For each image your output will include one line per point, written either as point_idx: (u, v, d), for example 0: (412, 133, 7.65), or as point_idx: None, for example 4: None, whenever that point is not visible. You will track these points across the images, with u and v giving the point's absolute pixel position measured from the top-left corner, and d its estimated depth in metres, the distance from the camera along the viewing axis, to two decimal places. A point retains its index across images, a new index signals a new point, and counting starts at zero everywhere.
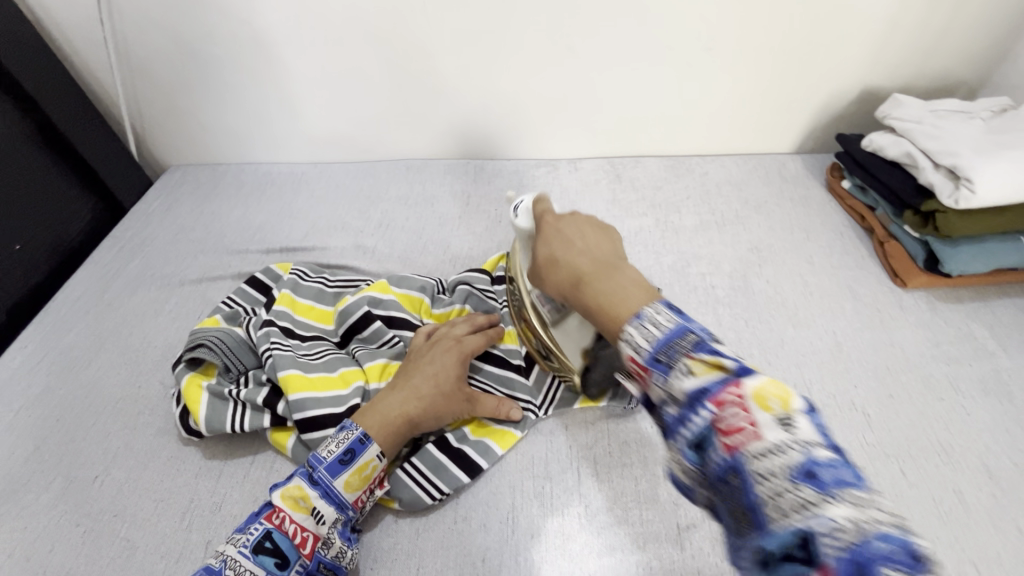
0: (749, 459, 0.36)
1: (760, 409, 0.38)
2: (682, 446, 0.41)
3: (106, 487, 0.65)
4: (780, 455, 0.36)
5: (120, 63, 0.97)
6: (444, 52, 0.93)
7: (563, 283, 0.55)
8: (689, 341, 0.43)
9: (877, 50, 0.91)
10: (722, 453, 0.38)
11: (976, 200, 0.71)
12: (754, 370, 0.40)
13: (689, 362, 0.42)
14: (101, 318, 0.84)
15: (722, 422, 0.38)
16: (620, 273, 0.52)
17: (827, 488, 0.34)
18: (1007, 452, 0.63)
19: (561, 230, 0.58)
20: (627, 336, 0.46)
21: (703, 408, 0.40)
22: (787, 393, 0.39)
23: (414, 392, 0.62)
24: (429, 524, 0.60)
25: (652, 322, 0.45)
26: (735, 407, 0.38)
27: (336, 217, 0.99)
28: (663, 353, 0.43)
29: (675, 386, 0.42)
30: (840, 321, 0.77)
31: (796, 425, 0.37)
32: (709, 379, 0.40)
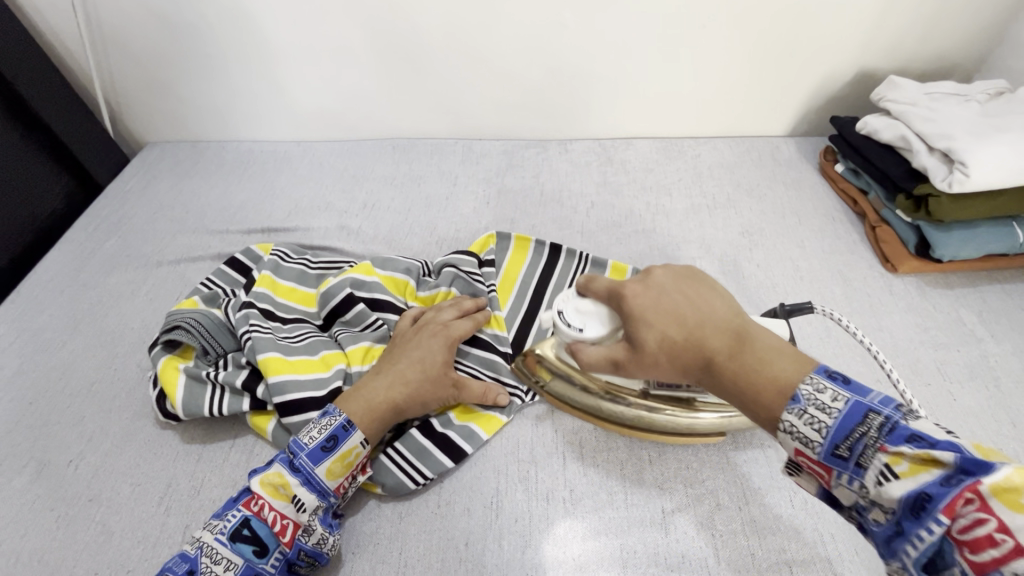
0: (1001, 571, 0.33)
1: (1008, 509, 0.33)
2: (908, 561, 0.37)
3: (80, 471, 0.63)
4: (1020, 555, 0.32)
5: (91, 32, 0.93)
6: (431, 25, 0.89)
7: (688, 366, 0.51)
8: (875, 425, 0.40)
9: (874, 30, 0.89)
10: (966, 569, 0.34)
11: (969, 183, 0.70)
12: (989, 461, 0.35)
13: (885, 458, 0.38)
14: (76, 299, 0.82)
15: (958, 530, 0.34)
16: (772, 355, 0.47)
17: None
18: (992, 437, 0.63)
19: (650, 304, 0.53)
20: (787, 426, 0.43)
21: (931, 520, 0.35)
22: (961, 469, 0.35)
23: (400, 377, 0.61)
24: (412, 508, 0.60)
25: (813, 406, 0.42)
26: (971, 511, 0.34)
27: (320, 197, 0.97)
28: (844, 445, 0.40)
29: (876, 490, 0.38)
30: (830, 306, 0.76)
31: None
32: (923, 480, 0.36)
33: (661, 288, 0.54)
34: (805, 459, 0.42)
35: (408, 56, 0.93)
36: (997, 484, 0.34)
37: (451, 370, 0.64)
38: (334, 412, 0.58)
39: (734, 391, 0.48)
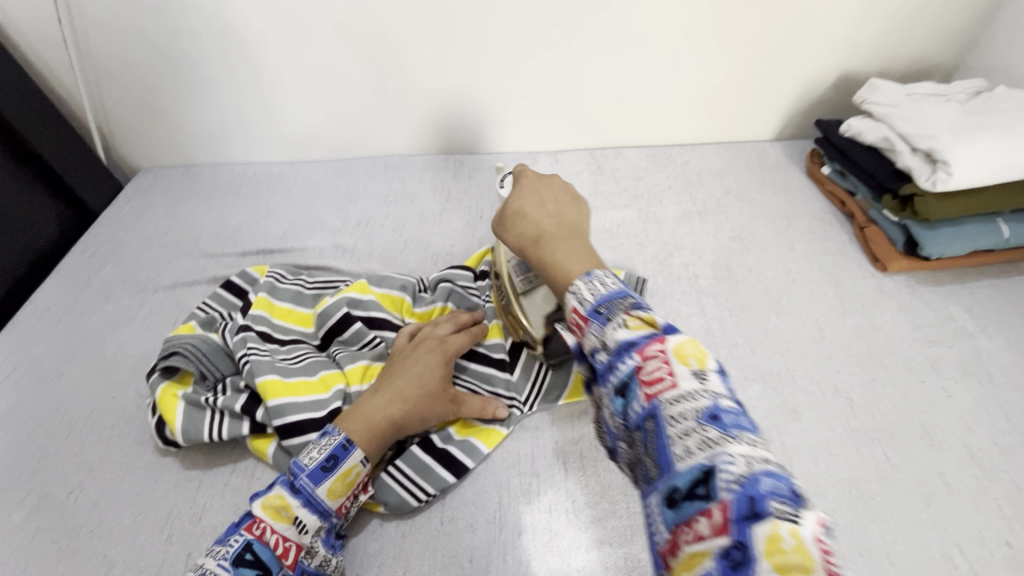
0: (664, 405, 0.38)
1: (680, 363, 0.39)
2: (609, 393, 0.42)
3: (81, 502, 0.63)
4: (690, 401, 0.38)
5: (82, 62, 0.94)
6: (418, 44, 0.91)
7: (524, 236, 0.57)
8: (627, 302, 0.44)
9: (853, 35, 0.91)
10: (642, 402, 0.40)
11: (953, 182, 0.71)
12: (678, 330, 0.42)
13: (625, 317, 0.43)
14: (73, 328, 0.82)
15: (643, 372, 0.40)
16: (577, 244, 0.55)
17: (726, 428, 0.36)
18: (988, 432, 0.64)
19: (536, 189, 0.61)
20: (575, 289, 0.47)
21: (629, 355, 0.41)
22: (703, 353, 0.41)
23: (398, 393, 0.61)
24: (415, 526, 0.60)
25: (600, 281, 0.47)
26: (656, 359, 0.40)
27: (314, 217, 0.97)
28: (604, 306, 0.44)
29: (608, 335, 0.43)
30: (822, 308, 0.77)
31: (708, 379, 0.39)
32: (639, 334, 0.42)
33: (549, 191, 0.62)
34: (577, 315, 0.46)
35: (396, 75, 0.95)
36: (678, 347, 0.40)
37: (448, 385, 0.64)
38: (332, 431, 0.58)
39: (540, 263, 0.55)
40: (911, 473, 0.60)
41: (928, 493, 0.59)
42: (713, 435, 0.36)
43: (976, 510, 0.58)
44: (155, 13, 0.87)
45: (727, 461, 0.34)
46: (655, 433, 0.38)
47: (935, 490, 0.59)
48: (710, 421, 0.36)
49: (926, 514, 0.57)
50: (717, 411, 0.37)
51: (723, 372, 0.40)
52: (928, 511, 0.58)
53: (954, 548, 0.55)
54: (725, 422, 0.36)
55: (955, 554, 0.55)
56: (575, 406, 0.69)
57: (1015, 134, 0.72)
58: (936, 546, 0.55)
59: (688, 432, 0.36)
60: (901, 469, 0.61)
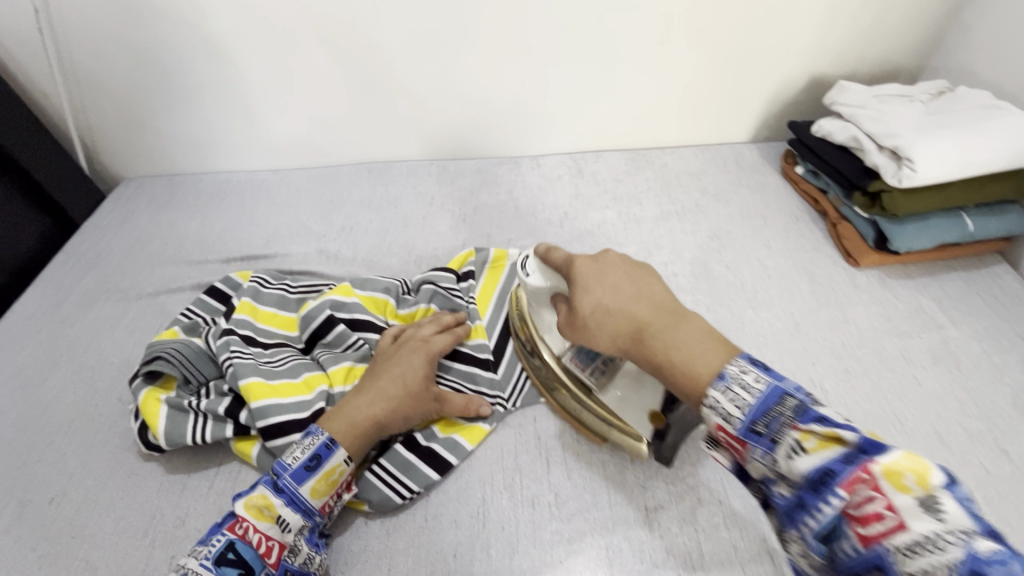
0: (892, 552, 0.37)
1: (896, 490, 0.37)
2: (808, 537, 0.42)
3: (62, 509, 0.63)
4: (939, 552, 0.35)
5: (64, 73, 0.94)
6: (399, 52, 0.92)
7: (623, 335, 0.57)
8: (790, 408, 0.45)
9: (821, 39, 0.94)
10: (856, 544, 0.39)
11: (917, 178, 0.74)
12: (885, 445, 0.40)
13: (798, 436, 0.43)
14: (54, 337, 0.81)
15: (852, 507, 0.39)
16: (687, 321, 0.54)
17: (934, 530, 0.35)
18: (957, 418, 0.66)
19: (601, 269, 0.61)
20: (712, 403, 0.48)
21: (831, 494, 0.40)
22: (923, 466, 0.38)
23: (382, 394, 0.62)
24: (399, 523, 0.60)
25: (741, 385, 0.47)
26: (864, 487, 0.39)
27: (298, 223, 0.98)
28: (763, 424, 0.45)
29: (787, 464, 0.43)
30: (797, 302, 0.79)
31: (944, 509, 0.36)
32: (828, 457, 0.41)
33: (615, 268, 0.62)
34: (726, 434, 0.47)
35: (379, 83, 0.96)
36: (890, 467, 0.38)
37: (433, 386, 0.65)
38: (315, 430, 0.59)
39: (654, 361, 0.54)
40: None
41: None
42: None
43: None
44: (137, 23, 0.88)
45: (850, 517, 0.39)
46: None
47: None
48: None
49: None
50: (980, 565, 0.34)
51: (954, 485, 0.37)
52: None
53: None
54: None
55: None
56: None
57: (976, 130, 0.74)
58: None
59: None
60: None
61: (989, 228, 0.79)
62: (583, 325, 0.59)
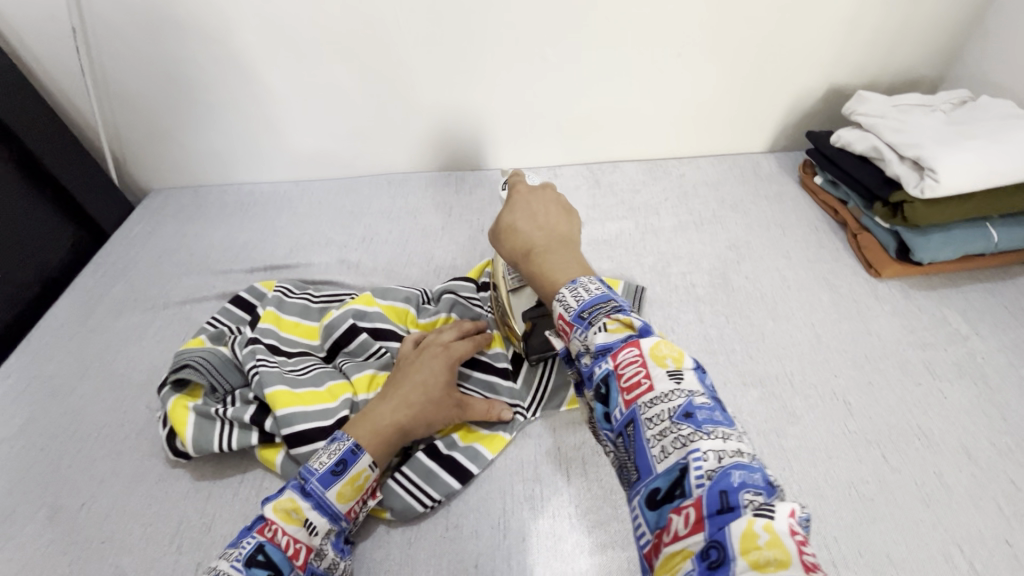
0: (642, 408, 0.44)
1: (655, 364, 0.45)
2: (594, 397, 0.49)
3: (93, 514, 0.64)
4: (665, 402, 0.43)
5: (98, 89, 0.97)
6: (420, 68, 0.94)
7: (517, 250, 0.65)
8: (611, 306, 0.50)
9: (840, 49, 0.94)
10: (622, 406, 0.45)
11: (941, 189, 0.73)
12: (653, 332, 0.48)
13: (606, 321, 0.49)
14: (85, 345, 0.84)
15: (623, 377, 0.46)
16: (571, 255, 0.62)
17: (699, 424, 0.41)
18: (985, 433, 0.64)
19: (529, 203, 0.69)
20: (561, 297, 0.54)
21: (604, 358, 0.48)
22: (679, 353, 0.47)
23: (404, 401, 0.63)
24: (421, 532, 0.60)
25: (584, 288, 0.53)
26: (633, 362, 0.46)
27: (319, 233, 1.00)
28: (588, 313, 0.51)
29: (587, 340, 0.50)
30: (818, 313, 0.78)
31: (683, 377, 0.44)
32: (617, 338, 0.48)
33: (543, 200, 0.70)
34: (563, 321, 0.53)
35: (399, 96, 0.98)
36: (656, 350, 0.46)
37: (456, 393, 0.66)
38: (341, 435, 0.60)
39: (530, 275, 0.62)
40: (910, 474, 0.61)
41: (927, 493, 0.60)
42: (686, 431, 0.41)
43: (975, 509, 0.58)
44: (168, 41, 0.91)
45: (699, 458, 0.39)
46: (634, 435, 0.44)
47: (933, 491, 0.60)
48: (684, 419, 0.42)
49: (925, 514, 0.58)
50: (691, 409, 0.42)
51: (698, 370, 0.46)
52: (927, 512, 0.58)
53: (954, 548, 0.56)
54: (698, 419, 0.41)
55: (955, 553, 0.55)
56: (577, 413, 0.70)
57: (1000, 140, 0.74)
58: (937, 546, 0.56)
59: (664, 431, 0.42)
60: (900, 471, 0.62)
61: (1014, 239, 0.78)
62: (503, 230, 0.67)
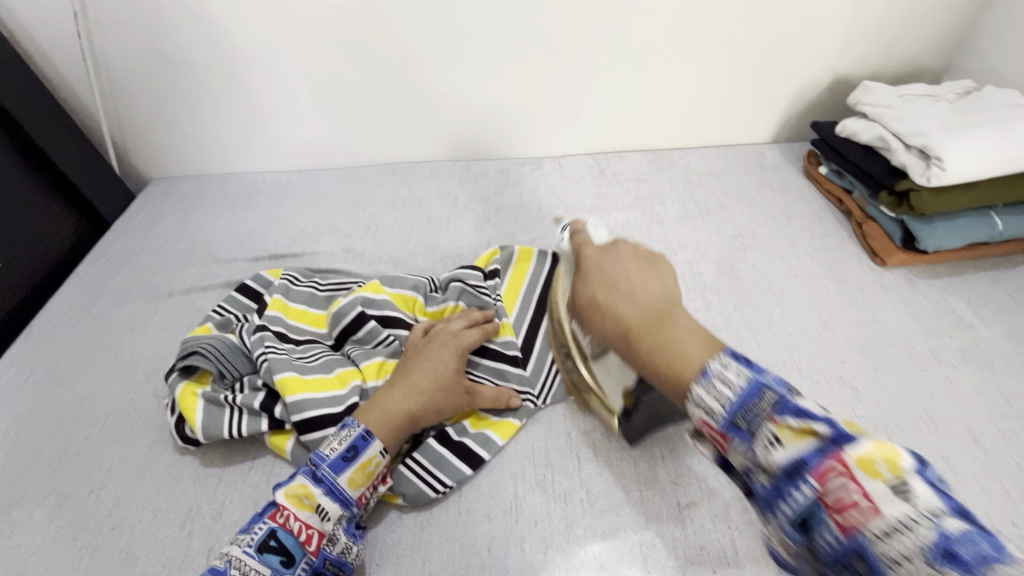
0: (871, 540, 0.36)
1: (868, 477, 0.37)
2: (785, 522, 0.41)
3: (102, 500, 0.64)
4: (910, 533, 0.35)
5: (98, 75, 0.96)
6: (426, 55, 0.94)
7: (611, 333, 0.59)
8: (768, 401, 0.43)
9: (845, 40, 0.95)
10: (836, 533, 0.38)
11: (947, 177, 0.73)
12: (854, 434, 0.40)
13: (774, 428, 0.42)
14: (89, 334, 0.83)
15: (827, 497, 0.38)
16: (679, 321, 0.55)
17: (970, 568, 0.33)
18: (990, 417, 0.65)
19: (603, 266, 0.63)
20: (695, 397, 0.47)
21: (803, 482, 0.40)
22: (893, 452, 0.38)
23: (414, 388, 0.63)
24: (432, 517, 0.61)
25: (722, 381, 0.46)
26: (837, 476, 0.38)
27: (324, 222, 0.99)
28: (742, 419, 0.44)
29: (765, 455, 0.42)
30: (824, 301, 0.79)
31: (912, 491, 0.36)
32: (802, 449, 0.40)
33: (620, 256, 0.64)
34: (710, 429, 0.47)
35: (404, 84, 0.98)
36: (862, 456, 0.38)
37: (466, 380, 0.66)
38: (352, 422, 0.60)
39: (638, 362, 0.55)
40: (917, 458, 0.62)
41: None
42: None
43: (981, 492, 0.59)
44: (171, 27, 0.90)
45: (924, 549, 0.34)
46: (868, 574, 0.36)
47: (941, 474, 0.61)
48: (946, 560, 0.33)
49: None
50: (794, 406, 0.42)
51: (922, 469, 0.38)
52: None
53: None
54: (966, 559, 0.33)
55: None
56: None
57: (1005, 129, 0.74)
58: None
59: (903, 556, 0.35)
60: None
61: (1018, 228, 0.79)
62: (594, 305, 0.61)
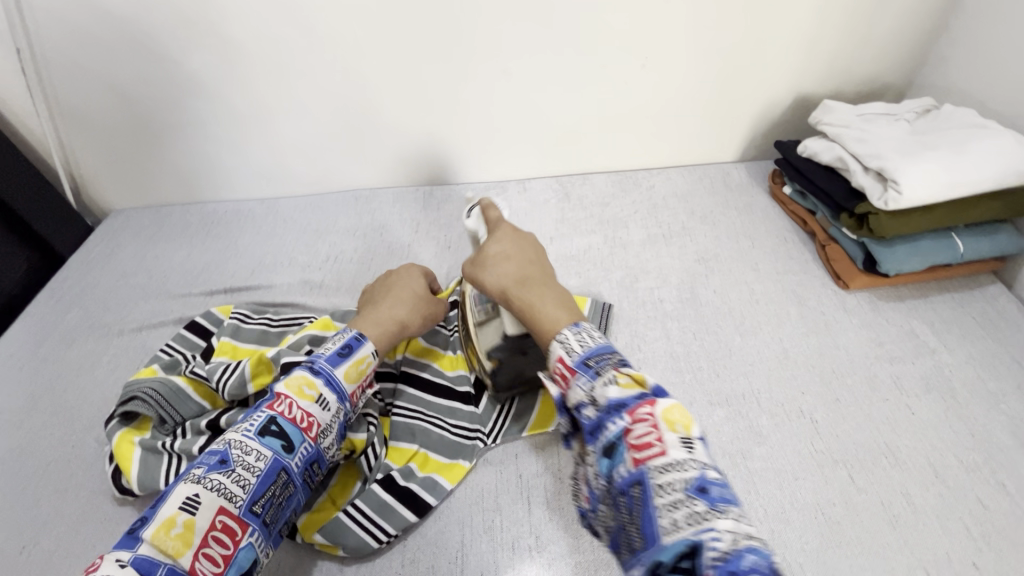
0: (653, 474, 0.41)
1: (668, 428, 0.43)
2: (598, 452, 0.45)
3: (34, 557, 0.62)
4: (678, 471, 0.40)
5: (49, 109, 0.95)
6: (380, 82, 0.93)
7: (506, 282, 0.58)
8: (615, 358, 0.48)
9: (805, 59, 0.94)
10: (629, 466, 0.42)
11: (904, 200, 0.72)
12: (665, 391, 0.46)
13: (615, 374, 0.47)
14: (35, 377, 0.81)
15: (632, 436, 0.43)
16: (550, 287, 0.58)
17: (714, 502, 0.38)
18: (953, 450, 0.63)
19: (506, 243, 0.60)
20: (561, 339, 0.51)
21: (619, 415, 0.44)
22: (689, 420, 0.44)
23: (376, 326, 0.65)
24: (375, 569, 0.58)
25: (588, 333, 0.51)
26: (645, 422, 0.43)
27: (283, 253, 0.98)
28: (593, 361, 0.48)
29: (600, 391, 0.46)
30: (785, 328, 0.77)
31: (694, 447, 0.42)
32: (627, 393, 0.45)
33: (525, 243, 0.61)
34: (562, 365, 0.50)
35: (362, 110, 0.96)
36: (667, 413, 0.44)
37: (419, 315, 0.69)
38: (346, 399, 0.58)
39: (523, 304, 0.56)
40: (876, 495, 0.60)
41: (894, 515, 0.58)
42: (701, 509, 0.38)
43: (942, 531, 0.57)
44: (120, 60, 0.89)
45: (714, 538, 0.36)
46: (641, 503, 0.41)
47: (901, 512, 0.58)
48: (700, 494, 0.39)
49: (892, 537, 0.57)
50: (705, 484, 0.39)
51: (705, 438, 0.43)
52: (894, 535, 0.57)
53: (921, 572, 0.54)
54: (712, 496, 0.39)
55: None
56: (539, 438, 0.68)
57: (963, 151, 0.73)
58: (904, 571, 0.55)
59: (676, 504, 0.39)
60: (866, 491, 0.60)
61: (981, 250, 0.77)
62: (482, 261, 0.59)
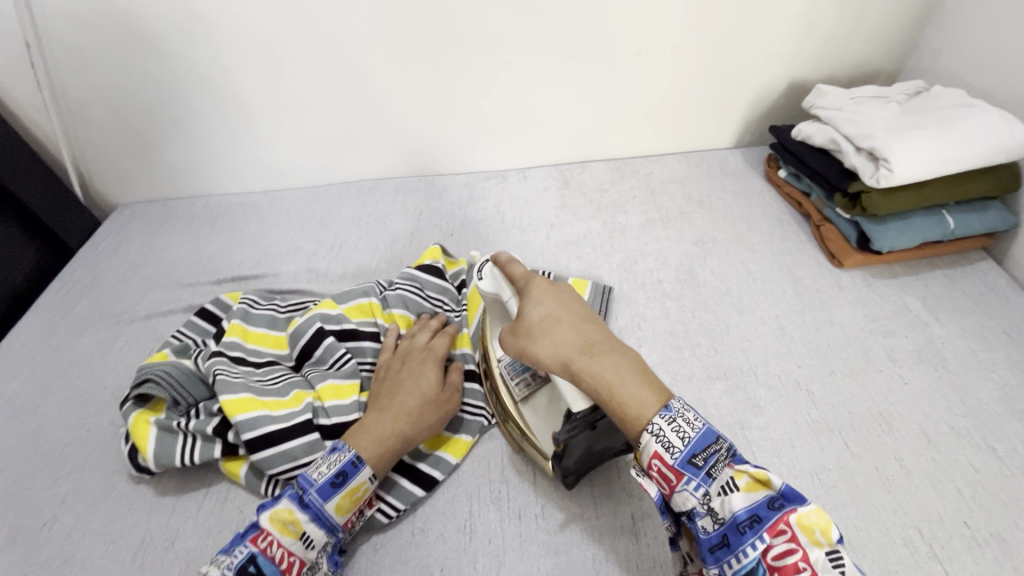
0: None
1: (812, 544, 0.42)
2: (726, 572, 0.45)
3: (54, 534, 0.63)
4: None
5: (56, 103, 0.96)
6: (382, 73, 0.94)
7: (571, 350, 0.58)
8: (724, 448, 0.48)
9: (797, 46, 0.96)
10: None
11: (895, 178, 0.74)
12: (801, 496, 0.44)
13: (733, 477, 0.46)
14: (48, 364, 0.82)
15: (772, 556, 0.43)
16: (618, 354, 0.56)
17: None
18: (944, 417, 0.65)
19: (546, 305, 0.63)
20: (655, 431, 0.49)
21: (758, 537, 0.44)
22: (827, 522, 0.43)
23: (402, 410, 0.62)
24: (385, 540, 0.60)
25: (682, 419, 0.49)
26: (785, 536, 0.43)
27: (289, 243, 0.99)
28: (699, 457, 0.47)
29: (719, 502, 0.46)
30: (782, 305, 0.79)
31: (843, 561, 0.42)
32: (754, 500, 0.45)
33: (565, 300, 0.64)
34: (660, 464, 0.48)
35: (365, 102, 0.98)
36: (805, 520, 0.43)
37: (453, 391, 0.66)
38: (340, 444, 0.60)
39: (592, 382, 0.55)
40: (872, 460, 0.62)
41: (888, 479, 0.60)
42: None
43: (934, 493, 0.59)
44: (126, 54, 0.90)
45: None
46: None
47: (894, 476, 0.60)
48: None
49: (886, 500, 0.59)
50: None
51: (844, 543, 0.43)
52: (888, 497, 0.59)
53: (914, 533, 0.56)
54: None
55: (915, 538, 0.56)
56: None
57: (950, 131, 0.75)
58: (897, 531, 0.57)
59: None
60: (861, 458, 0.62)
61: (972, 226, 0.79)
62: (528, 330, 0.62)
